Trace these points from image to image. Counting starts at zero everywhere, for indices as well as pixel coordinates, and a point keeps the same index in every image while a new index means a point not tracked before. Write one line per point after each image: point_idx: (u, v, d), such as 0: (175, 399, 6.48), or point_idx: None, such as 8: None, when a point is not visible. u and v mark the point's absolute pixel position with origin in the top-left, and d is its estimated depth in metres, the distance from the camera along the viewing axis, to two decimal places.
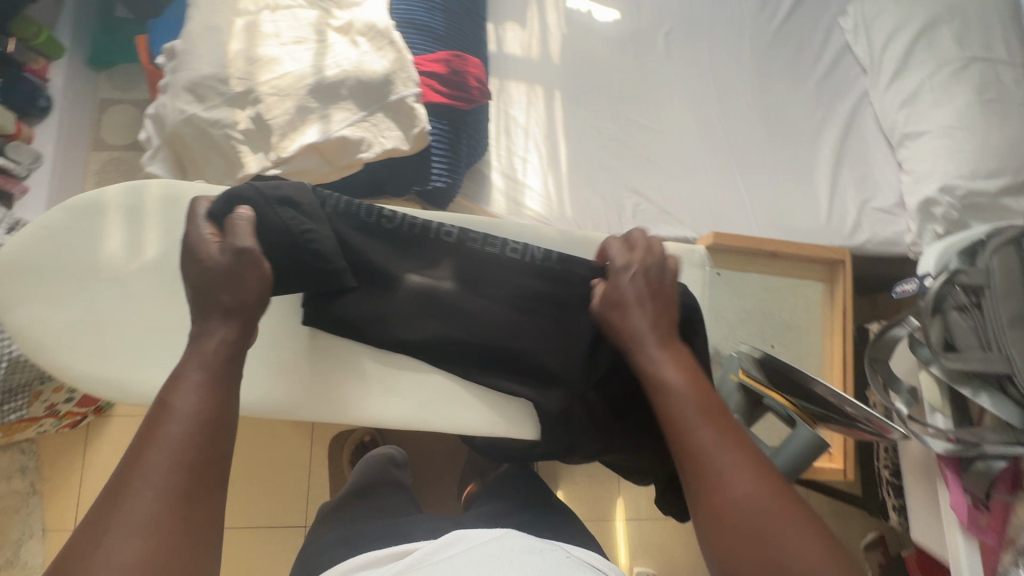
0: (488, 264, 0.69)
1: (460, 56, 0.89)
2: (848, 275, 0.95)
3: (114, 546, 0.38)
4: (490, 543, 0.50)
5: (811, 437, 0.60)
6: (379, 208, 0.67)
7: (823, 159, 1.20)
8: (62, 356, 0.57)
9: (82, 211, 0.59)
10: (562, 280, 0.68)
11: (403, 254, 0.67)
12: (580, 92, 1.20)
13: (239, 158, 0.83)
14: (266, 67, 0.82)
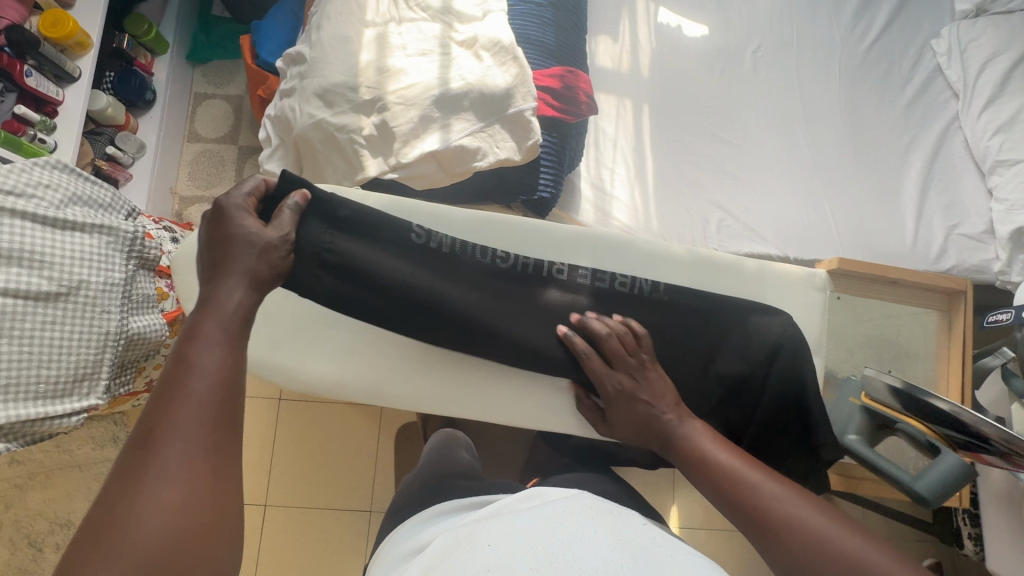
0: (598, 296, 0.74)
1: (573, 72, 0.92)
2: (970, 306, 0.96)
3: (155, 493, 0.39)
4: (566, 499, 0.53)
5: (958, 466, 0.67)
6: (494, 249, 0.73)
7: (910, 183, 1.20)
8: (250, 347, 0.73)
9: None
10: (666, 310, 0.74)
11: (522, 290, 0.73)
12: (669, 106, 1.22)
13: (360, 162, 0.88)
14: (394, 77, 0.86)
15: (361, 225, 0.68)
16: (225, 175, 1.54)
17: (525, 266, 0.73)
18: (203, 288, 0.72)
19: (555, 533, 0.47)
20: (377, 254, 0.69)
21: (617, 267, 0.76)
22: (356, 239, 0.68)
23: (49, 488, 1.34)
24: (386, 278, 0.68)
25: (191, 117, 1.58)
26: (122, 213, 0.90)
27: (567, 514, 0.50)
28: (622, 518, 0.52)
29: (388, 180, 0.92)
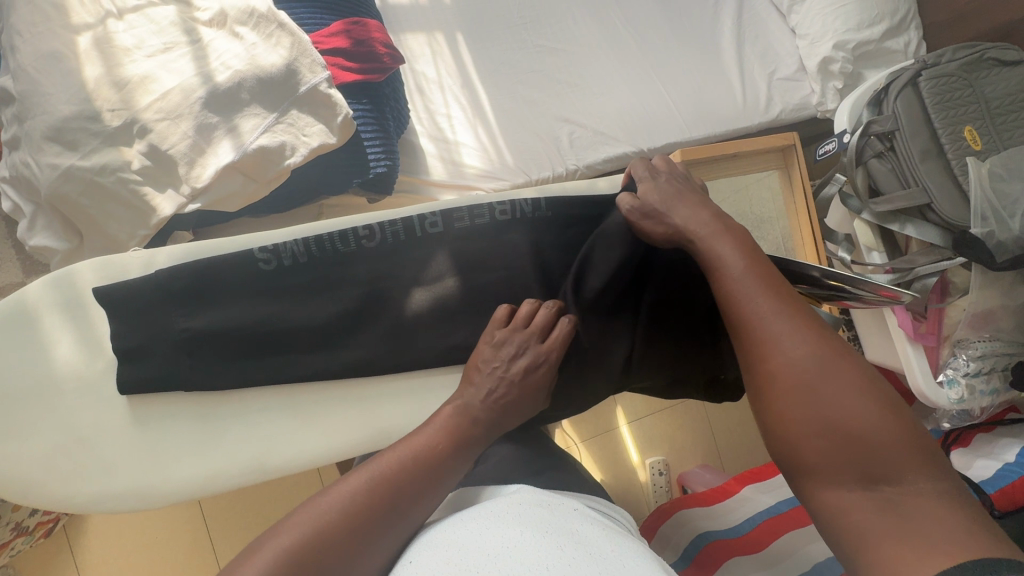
0: (484, 238, 0.59)
1: (358, 22, 0.79)
2: (801, 157, 1.04)
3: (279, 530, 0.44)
4: (504, 500, 0.51)
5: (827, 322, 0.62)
6: (351, 229, 0.57)
7: (727, 42, 1.23)
8: (50, 487, 0.53)
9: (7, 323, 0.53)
10: (566, 229, 0.60)
11: (396, 270, 0.57)
12: (483, 29, 1.13)
13: (148, 203, 0.71)
14: (142, 89, 0.69)
15: (203, 279, 0.53)
16: None
17: (393, 248, 0.57)
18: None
19: (476, 540, 0.44)
20: (228, 306, 0.54)
21: (485, 205, 0.60)
22: (199, 298, 0.53)
23: None
24: (250, 327, 0.54)
25: None
26: None
27: (497, 517, 0.47)
28: (552, 510, 0.49)
29: (192, 211, 0.76)
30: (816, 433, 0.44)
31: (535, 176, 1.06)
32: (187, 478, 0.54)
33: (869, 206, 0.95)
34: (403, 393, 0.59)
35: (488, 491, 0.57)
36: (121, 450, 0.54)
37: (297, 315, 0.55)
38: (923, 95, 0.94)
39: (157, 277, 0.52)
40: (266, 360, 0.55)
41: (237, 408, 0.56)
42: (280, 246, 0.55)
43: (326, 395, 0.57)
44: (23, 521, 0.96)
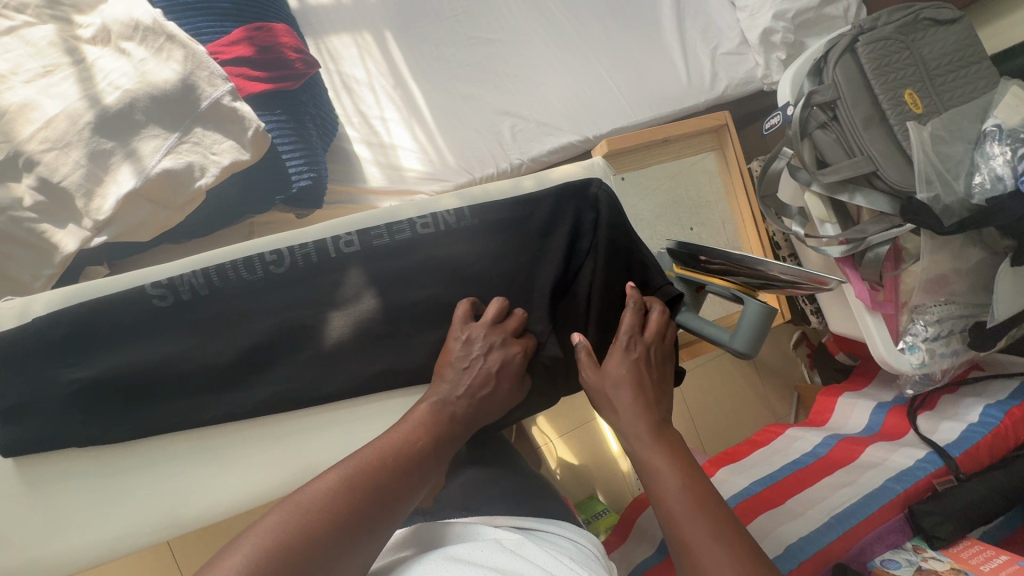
0: (403, 254, 0.56)
1: (261, 27, 0.74)
2: (735, 136, 1.02)
3: (234, 550, 0.37)
4: (472, 543, 0.49)
5: (765, 305, 0.52)
6: (257, 255, 0.53)
7: (666, 20, 1.20)
8: None
9: None
10: (489, 234, 0.57)
11: (310, 296, 0.53)
12: (411, 24, 1.07)
13: (47, 241, 0.66)
14: (22, 118, 0.63)
15: (89, 325, 0.49)
16: None
17: (305, 271, 0.54)
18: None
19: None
20: (122, 352, 0.50)
21: (405, 219, 0.57)
22: (84, 345, 0.49)
23: None
24: (147, 372, 0.50)
25: None
26: None
27: (457, 564, 0.44)
28: (512, 556, 0.46)
29: (100, 245, 0.71)
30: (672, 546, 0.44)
31: (478, 174, 1.02)
32: (91, 543, 0.50)
33: (817, 178, 0.93)
34: (322, 427, 0.55)
35: (439, 529, 0.54)
36: (20, 518, 0.50)
37: (198, 355, 0.51)
38: (861, 62, 0.92)
39: (39, 324, 0.48)
40: (171, 406, 0.51)
41: (139, 462, 0.52)
42: (175, 281, 0.51)
43: (237, 438, 0.53)
44: None
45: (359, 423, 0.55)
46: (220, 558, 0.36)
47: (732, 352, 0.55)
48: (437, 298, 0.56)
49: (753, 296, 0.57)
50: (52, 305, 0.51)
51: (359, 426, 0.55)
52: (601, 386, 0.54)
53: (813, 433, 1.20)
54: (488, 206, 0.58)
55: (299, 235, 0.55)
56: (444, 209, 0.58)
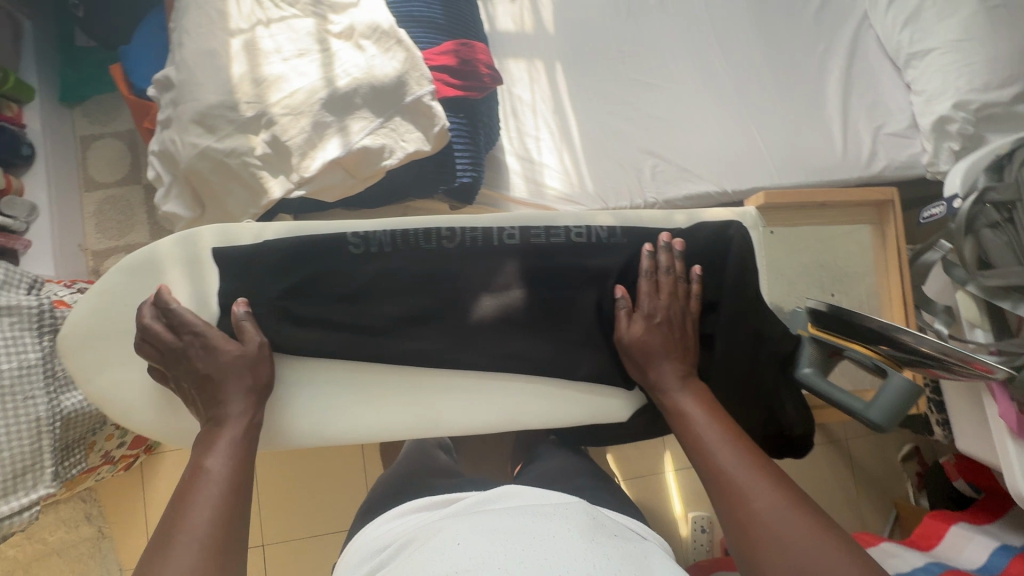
0: (555, 256, 0.64)
1: (467, 44, 0.85)
2: (900, 215, 1.00)
3: (169, 562, 0.44)
4: (542, 506, 0.62)
5: (912, 385, 0.52)
6: (434, 228, 0.63)
7: (833, 91, 1.19)
8: (151, 416, 0.61)
9: (135, 269, 0.60)
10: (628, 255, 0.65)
11: (470, 275, 0.63)
12: (582, 59, 1.16)
13: (261, 185, 0.81)
14: (273, 87, 0.78)
15: (306, 257, 0.61)
16: (137, 220, 1.45)
17: (471, 251, 0.63)
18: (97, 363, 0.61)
19: (533, 529, 0.56)
20: (317, 284, 0.62)
21: (562, 225, 0.65)
22: (298, 273, 0.61)
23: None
24: (336, 304, 0.62)
25: (84, 162, 1.47)
26: (22, 288, 0.95)
27: (532, 515, 0.58)
28: (582, 521, 0.58)
29: (296, 197, 0.85)
30: (765, 554, 0.46)
31: (612, 205, 1.08)
32: (256, 432, 0.61)
33: (975, 278, 0.87)
34: (453, 392, 0.63)
35: (548, 492, 0.68)
36: None
37: (377, 301, 0.62)
38: None
39: (270, 247, 0.60)
40: (341, 338, 0.61)
41: (308, 378, 0.62)
42: (372, 236, 0.62)
43: (383, 379, 0.63)
44: (111, 449, 1.21)
45: (486, 396, 0.64)
46: (154, 563, 0.44)
47: (865, 423, 0.54)
48: (572, 302, 0.65)
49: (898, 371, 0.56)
50: (273, 234, 0.62)
51: (486, 396, 0.63)
52: (630, 350, 0.62)
53: (911, 554, 1.09)
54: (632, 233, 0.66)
55: (472, 219, 0.64)
56: (598, 224, 0.66)
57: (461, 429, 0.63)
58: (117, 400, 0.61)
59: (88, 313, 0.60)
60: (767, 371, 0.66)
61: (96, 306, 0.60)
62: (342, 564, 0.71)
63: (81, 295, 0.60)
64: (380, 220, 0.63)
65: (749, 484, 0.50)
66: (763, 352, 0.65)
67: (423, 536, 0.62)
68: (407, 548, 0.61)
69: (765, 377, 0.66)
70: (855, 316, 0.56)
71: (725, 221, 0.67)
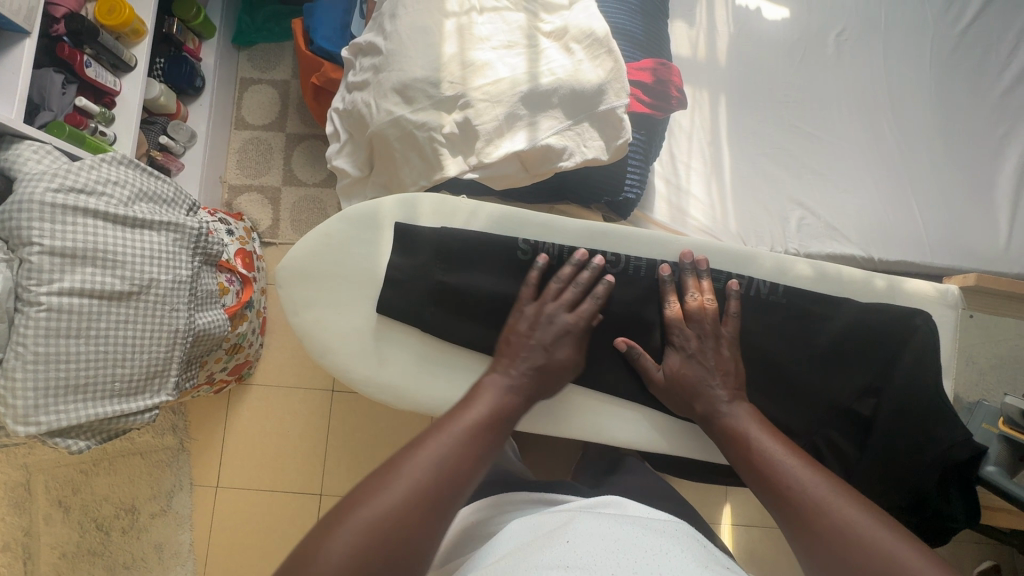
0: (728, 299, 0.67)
1: (664, 64, 0.86)
2: None
3: (357, 516, 0.48)
4: (658, 522, 0.60)
5: None
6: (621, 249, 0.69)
7: (1008, 177, 1.12)
8: (341, 360, 0.68)
9: (361, 222, 0.70)
10: (810, 314, 0.65)
11: (653, 298, 0.68)
12: (747, 95, 1.15)
13: (440, 161, 0.85)
14: (478, 72, 0.81)
15: (513, 258, 0.68)
16: (274, 164, 1.54)
17: (648, 279, 0.68)
18: (305, 300, 0.69)
19: (652, 542, 0.53)
20: (505, 275, 0.69)
21: (744, 276, 0.67)
22: (500, 272, 0.68)
23: (114, 473, 1.40)
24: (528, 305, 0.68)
25: (238, 101, 1.57)
26: (183, 207, 1.02)
27: (644, 529, 0.56)
28: (698, 548, 0.55)
29: (466, 179, 0.88)
30: (854, 570, 0.46)
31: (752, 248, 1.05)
32: (438, 398, 0.67)
33: None
34: (610, 404, 0.69)
35: (656, 512, 0.66)
36: (397, 358, 0.68)
37: None
38: None
39: (482, 242, 0.68)
40: None
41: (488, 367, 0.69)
42: (572, 250, 0.69)
43: (557, 382, 0.69)
44: (215, 372, 1.27)
45: (643, 420, 0.69)
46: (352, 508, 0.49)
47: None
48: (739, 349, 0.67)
49: None
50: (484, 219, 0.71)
51: (638, 415, 0.69)
52: (668, 382, 0.65)
53: None
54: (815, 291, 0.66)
55: (664, 253, 0.70)
56: (777, 276, 0.67)
57: (612, 441, 0.68)
58: (319, 335, 0.68)
59: (311, 251, 0.70)
60: (931, 472, 0.61)
61: (318, 247, 0.70)
62: (447, 541, 0.71)
63: (309, 235, 0.70)
64: (587, 235, 0.69)
65: (842, 507, 0.50)
66: (930, 451, 0.60)
67: (535, 526, 0.62)
68: (516, 536, 0.61)
69: (928, 478, 0.61)
70: None
71: (918, 306, 0.66)
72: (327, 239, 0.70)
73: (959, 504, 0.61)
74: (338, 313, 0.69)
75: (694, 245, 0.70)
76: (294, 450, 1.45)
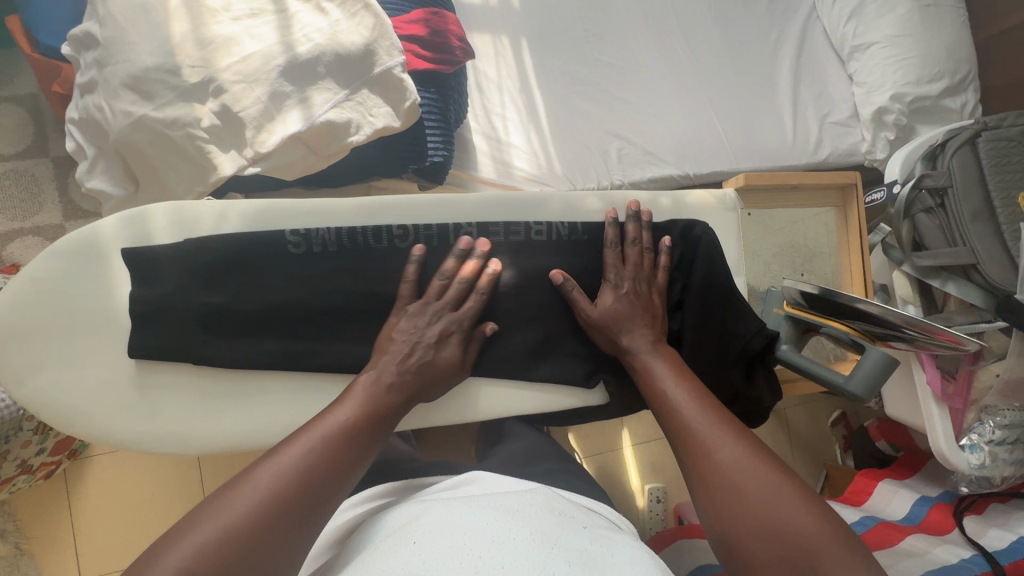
0: (522, 250, 0.67)
1: (437, 13, 0.81)
2: (861, 197, 0.99)
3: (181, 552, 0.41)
4: (518, 496, 0.58)
5: (886, 358, 0.59)
6: (399, 225, 0.64)
7: (785, 78, 1.24)
8: (102, 420, 0.60)
9: (76, 253, 0.61)
10: (589, 248, 0.68)
11: (448, 267, 0.65)
12: (547, 35, 1.14)
13: (210, 162, 0.73)
14: (223, 50, 0.70)
15: (285, 254, 0.62)
16: (46, 198, 1.28)
17: (437, 250, 0.65)
18: (31, 364, 0.59)
19: (505, 526, 0.51)
20: (286, 283, 0.62)
21: (530, 224, 0.67)
22: (276, 276, 0.62)
23: None
24: (320, 304, 0.63)
25: None
26: None
27: (498, 511, 0.54)
28: (547, 517, 0.54)
29: (249, 175, 0.77)
30: (745, 518, 0.48)
31: (580, 187, 1.07)
32: (234, 435, 0.61)
33: (913, 259, 0.96)
34: None
35: (520, 484, 0.65)
36: (172, 401, 0.61)
37: (353, 299, 0.63)
38: (981, 156, 0.94)
39: (250, 245, 0.61)
40: (312, 334, 0.63)
41: (279, 385, 0.62)
42: (353, 232, 0.63)
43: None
44: (28, 458, 1.07)
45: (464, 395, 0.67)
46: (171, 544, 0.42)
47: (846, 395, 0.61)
48: (543, 298, 0.68)
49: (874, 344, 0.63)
50: (239, 221, 0.63)
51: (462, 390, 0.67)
52: (603, 322, 0.64)
53: (848, 511, 1.19)
54: (597, 224, 0.69)
55: (453, 216, 0.66)
56: (559, 220, 0.69)
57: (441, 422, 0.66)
58: (63, 400, 0.59)
59: (20, 302, 0.60)
60: (736, 367, 0.67)
61: (25, 296, 0.60)
62: None
63: (11, 284, 0.60)
64: (363, 212, 0.64)
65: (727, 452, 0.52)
66: (733, 348, 0.66)
67: (384, 525, 0.57)
68: (372, 537, 0.56)
69: (735, 372, 0.67)
70: (839, 298, 0.60)
71: (695, 218, 0.70)
72: (36, 283, 0.60)
73: (766, 388, 0.68)
74: (80, 368, 0.60)
75: (478, 202, 0.68)
76: (168, 510, 1.28)
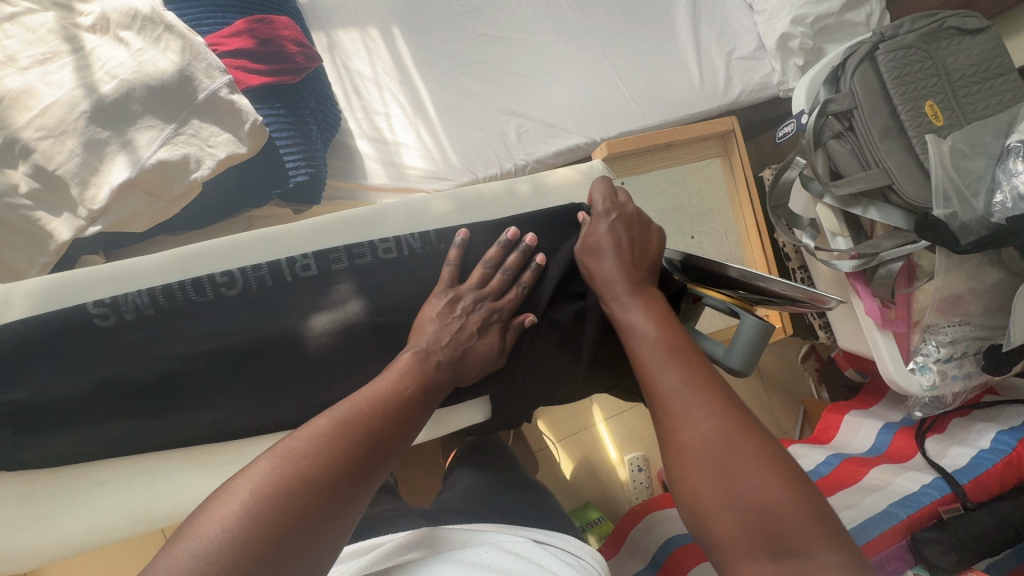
0: (373, 270, 0.62)
1: (263, 20, 0.76)
2: (740, 141, 0.99)
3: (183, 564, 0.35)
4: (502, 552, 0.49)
5: (759, 324, 0.58)
6: (223, 273, 0.60)
7: (682, 19, 1.17)
8: None
9: None
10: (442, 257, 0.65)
11: (291, 305, 0.61)
12: (420, 18, 1.06)
13: (44, 231, 0.64)
14: (18, 105, 0.62)
15: (95, 330, 0.57)
16: None
17: (275, 290, 0.60)
18: None
19: None
20: (122, 357, 0.58)
21: (371, 241, 0.63)
22: (95, 354, 0.57)
23: None
24: (156, 374, 0.58)
25: None
26: None
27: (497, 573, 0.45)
28: (519, 564, 0.48)
29: (89, 236, 0.71)
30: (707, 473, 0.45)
31: (481, 174, 1.00)
32: (76, 532, 0.59)
33: (829, 189, 0.90)
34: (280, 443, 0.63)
35: (470, 531, 0.56)
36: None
37: (189, 363, 0.59)
38: (880, 70, 0.88)
39: (62, 327, 0.56)
40: (159, 405, 0.59)
41: (116, 474, 0.60)
42: (169, 290, 0.58)
43: (223, 448, 0.62)
44: None
45: None
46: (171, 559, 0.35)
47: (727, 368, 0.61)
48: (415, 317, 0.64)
49: (749, 309, 0.62)
50: (33, 305, 0.58)
51: None
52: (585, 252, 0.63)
53: (815, 452, 1.17)
54: (451, 228, 0.65)
55: (290, 247, 0.62)
56: (407, 233, 0.64)
57: None
58: None
59: None
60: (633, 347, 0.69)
61: None
62: None
63: None
64: (175, 265, 0.60)
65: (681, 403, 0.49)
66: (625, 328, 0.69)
67: None
68: None
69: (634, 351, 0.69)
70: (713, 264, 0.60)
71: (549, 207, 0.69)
72: None
73: None
74: None
75: (319, 223, 0.63)
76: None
